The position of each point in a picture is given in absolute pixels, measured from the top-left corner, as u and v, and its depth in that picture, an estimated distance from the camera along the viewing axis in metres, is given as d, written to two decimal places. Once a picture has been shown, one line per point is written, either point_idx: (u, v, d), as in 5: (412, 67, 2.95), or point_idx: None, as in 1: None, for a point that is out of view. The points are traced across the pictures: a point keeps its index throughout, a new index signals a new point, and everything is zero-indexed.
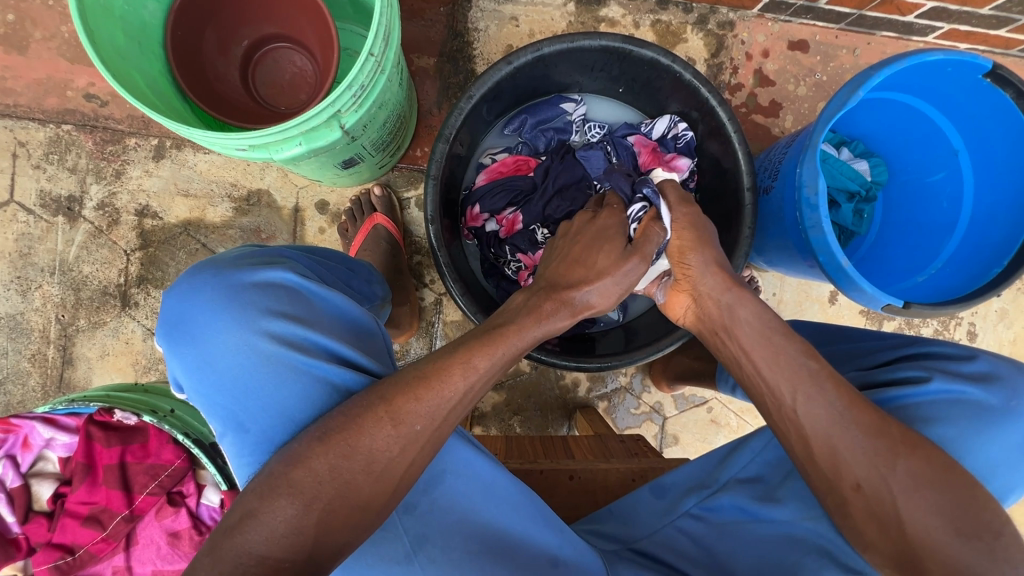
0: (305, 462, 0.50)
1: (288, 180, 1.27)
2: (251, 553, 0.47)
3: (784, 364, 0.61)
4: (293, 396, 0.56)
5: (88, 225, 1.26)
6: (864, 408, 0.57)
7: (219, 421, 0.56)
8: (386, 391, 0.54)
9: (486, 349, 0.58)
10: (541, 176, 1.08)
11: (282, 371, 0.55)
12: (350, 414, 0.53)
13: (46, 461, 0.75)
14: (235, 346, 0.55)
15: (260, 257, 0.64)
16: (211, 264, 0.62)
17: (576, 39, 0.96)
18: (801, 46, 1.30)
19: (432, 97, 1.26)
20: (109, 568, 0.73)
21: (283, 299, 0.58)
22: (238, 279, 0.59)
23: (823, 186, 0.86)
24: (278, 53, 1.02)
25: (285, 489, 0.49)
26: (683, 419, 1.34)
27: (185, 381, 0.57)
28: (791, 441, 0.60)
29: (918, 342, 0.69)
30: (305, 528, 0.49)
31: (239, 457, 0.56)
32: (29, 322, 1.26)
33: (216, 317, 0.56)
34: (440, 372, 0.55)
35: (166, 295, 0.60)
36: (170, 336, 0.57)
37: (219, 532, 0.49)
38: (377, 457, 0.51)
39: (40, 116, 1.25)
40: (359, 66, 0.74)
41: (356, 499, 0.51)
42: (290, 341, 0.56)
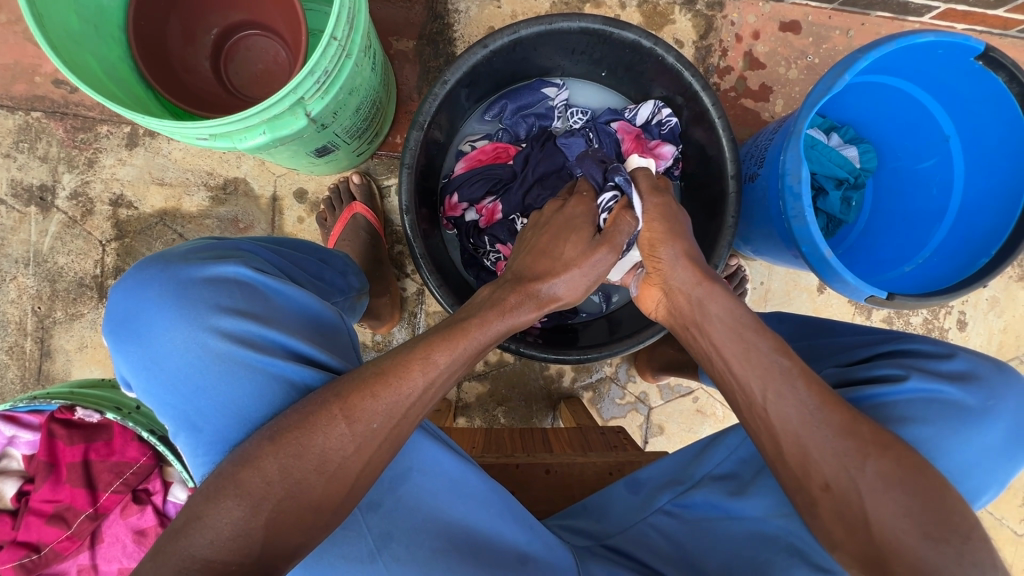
0: (254, 462, 0.49)
1: (265, 168, 1.24)
2: (195, 556, 0.46)
3: (755, 360, 0.60)
4: (247, 394, 0.54)
5: (62, 215, 1.24)
6: (835, 406, 0.55)
7: (172, 421, 0.54)
8: (340, 389, 0.52)
9: (446, 344, 0.56)
10: (521, 165, 1.06)
11: (234, 369, 0.54)
12: (304, 412, 0.51)
13: (9, 458, 0.73)
14: (184, 344, 0.54)
15: (214, 251, 0.62)
16: (162, 259, 0.60)
17: (556, 21, 0.92)
18: (793, 28, 1.26)
19: (412, 82, 1.22)
20: (74, 566, 0.73)
21: (236, 294, 0.56)
22: (188, 274, 0.57)
23: (807, 174, 0.84)
24: (249, 42, 0.98)
25: (232, 490, 0.48)
26: (668, 408, 1.33)
27: (135, 380, 0.55)
28: (761, 439, 0.59)
29: (898, 338, 0.67)
30: (254, 530, 0.47)
31: (192, 457, 0.54)
32: (5, 314, 1.24)
33: (164, 313, 0.55)
34: (398, 368, 0.54)
35: (115, 291, 0.58)
36: (117, 334, 0.55)
37: (165, 535, 0.47)
38: (330, 456, 0.50)
39: (8, 103, 1.22)
40: (321, 50, 0.71)
41: (308, 500, 0.49)
42: (242, 338, 0.55)
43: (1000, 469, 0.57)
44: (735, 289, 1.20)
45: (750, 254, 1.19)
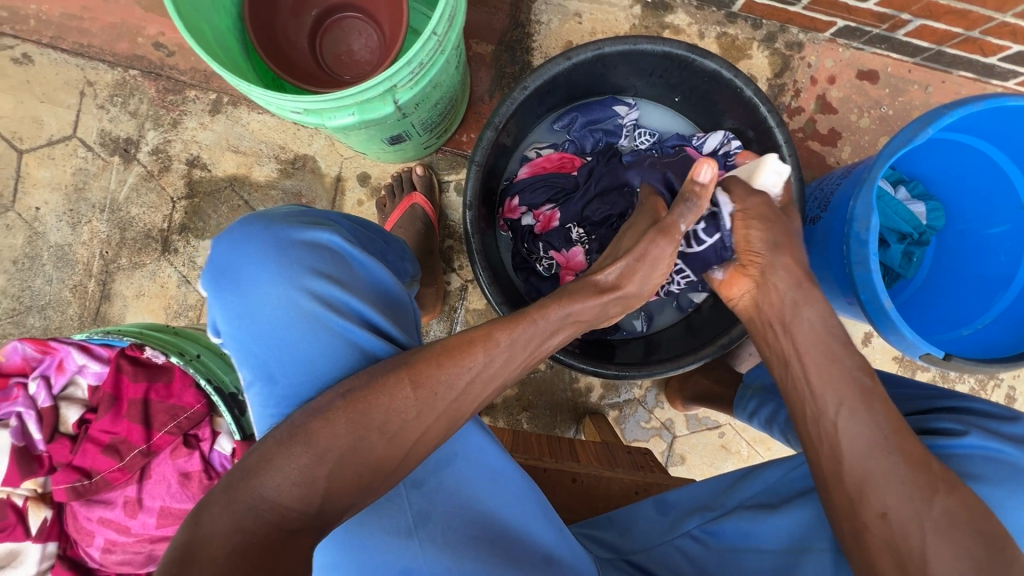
0: (326, 415, 0.51)
1: (334, 149, 1.29)
2: (264, 497, 0.48)
3: (839, 376, 0.61)
4: (323, 355, 0.56)
5: (141, 168, 1.31)
6: (907, 437, 0.56)
7: (251, 370, 0.58)
8: (407, 358, 0.54)
9: (512, 328, 0.57)
10: (585, 176, 1.08)
11: (317, 330, 0.56)
12: (372, 375, 0.54)
13: (76, 386, 0.77)
14: (275, 299, 0.57)
15: (309, 217, 0.65)
16: (263, 217, 0.64)
17: (640, 43, 0.95)
18: (871, 77, 1.25)
19: (485, 84, 1.26)
20: (122, 497, 0.74)
21: (327, 260, 0.59)
22: (287, 235, 0.60)
23: (876, 223, 0.83)
24: (346, 24, 1.03)
25: (301, 438, 0.50)
26: (692, 440, 1.32)
27: (225, 327, 0.59)
28: (822, 455, 0.60)
29: (959, 397, 0.67)
30: (316, 478, 0.49)
31: (263, 407, 0.57)
32: (75, 254, 1.32)
33: (261, 268, 0.58)
34: (463, 346, 0.55)
35: (218, 242, 0.62)
36: (216, 281, 0.59)
37: (236, 474, 0.49)
38: (392, 418, 0.52)
39: (110, 59, 1.30)
40: (421, 44, 0.74)
41: (367, 459, 0.51)
42: (327, 301, 0.57)
43: None
44: None
45: None
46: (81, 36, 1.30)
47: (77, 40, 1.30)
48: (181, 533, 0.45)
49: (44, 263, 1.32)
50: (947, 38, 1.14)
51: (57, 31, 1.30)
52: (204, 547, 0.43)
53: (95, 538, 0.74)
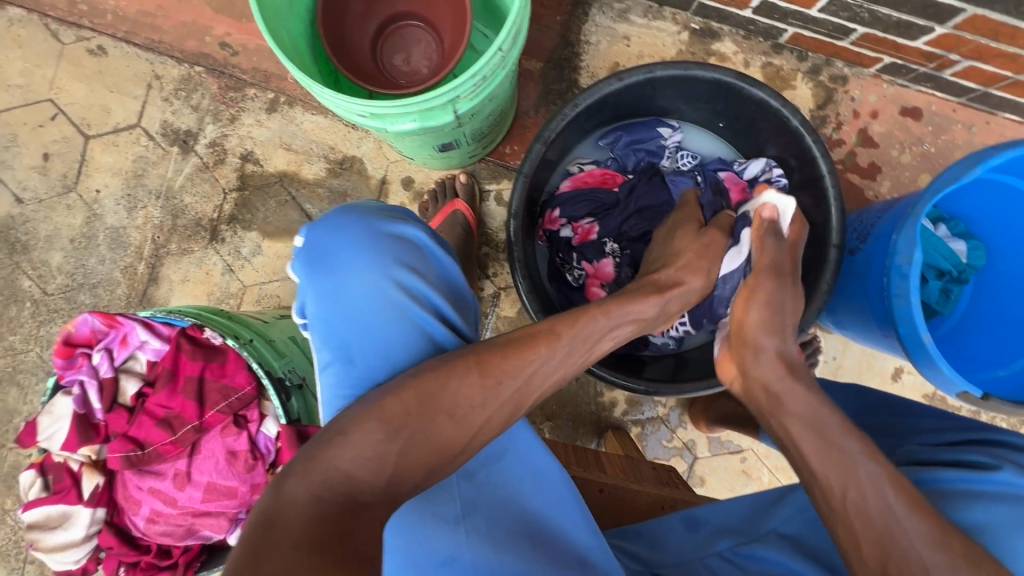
0: (399, 394, 0.54)
1: (381, 153, 1.34)
2: (339, 468, 0.50)
3: (836, 460, 0.63)
4: (402, 343, 0.61)
5: (197, 159, 1.37)
6: (925, 514, 0.56)
7: (332, 348, 0.62)
8: (477, 348, 0.58)
9: (572, 325, 0.63)
10: (625, 193, 1.12)
11: (399, 319, 0.61)
12: (446, 360, 0.57)
13: (135, 360, 0.81)
14: (365, 285, 0.61)
15: (397, 211, 0.69)
16: (356, 206, 0.68)
17: (691, 68, 0.98)
18: (914, 113, 1.26)
19: (532, 100, 1.30)
20: (172, 470, 0.78)
21: (414, 255, 0.64)
22: (380, 227, 0.64)
23: (919, 257, 0.84)
24: (407, 32, 1.08)
25: (376, 415, 0.53)
26: (714, 462, 1.32)
27: (313, 306, 0.63)
28: (837, 531, 0.60)
29: (987, 430, 0.68)
30: (388, 455, 0.52)
31: (337, 385, 0.61)
32: (129, 237, 1.38)
33: (355, 254, 0.62)
34: (528, 342, 0.60)
35: (314, 226, 0.67)
36: (312, 262, 0.64)
37: (314, 445, 0.52)
38: (461, 404, 0.55)
39: (178, 55, 1.38)
40: (487, 59, 0.79)
41: (436, 442, 0.54)
42: (411, 293, 0.62)
43: None
44: (807, 357, 1.20)
45: (830, 327, 1.20)
46: (153, 32, 1.38)
47: (149, 36, 1.38)
48: (265, 498, 0.48)
49: (100, 244, 1.39)
50: (995, 80, 1.15)
51: (131, 27, 1.38)
52: (286, 513, 0.46)
53: (142, 507, 0.78)
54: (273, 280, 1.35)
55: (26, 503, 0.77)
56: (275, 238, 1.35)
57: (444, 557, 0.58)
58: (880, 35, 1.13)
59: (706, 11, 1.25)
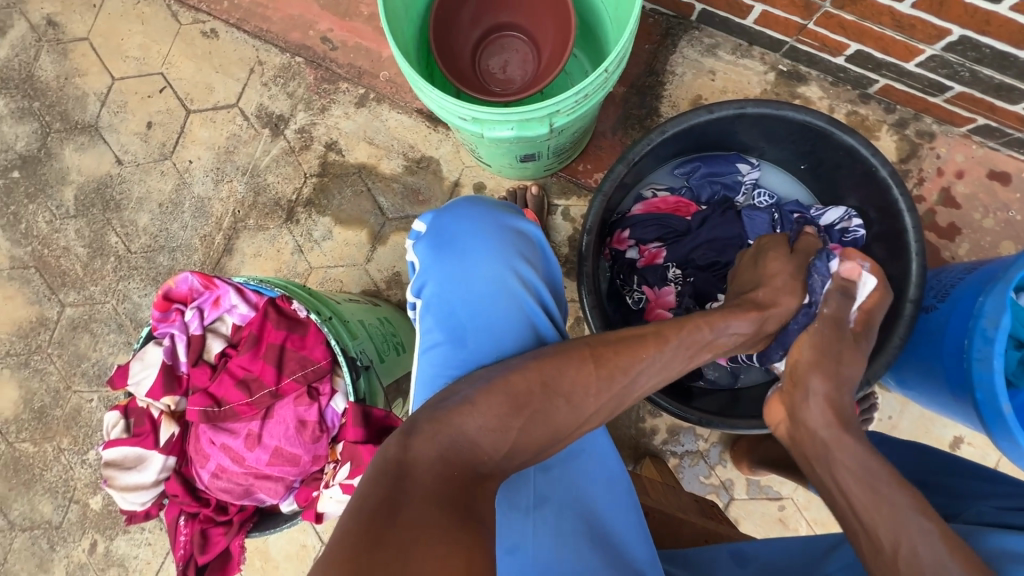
0: (521, 372, 0.58)
1: (458, 156, 1.39)
2: (463, 433, 0.54)
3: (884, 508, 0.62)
4: (512, 330, 0.67)
5: (285, 143, 1.45)
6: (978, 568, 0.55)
7: (448, 327, 0.68)
8: (592, 341, 0.61)
9: (680, 330, 0.66)
10: (697, 223, 1.13)
11: (513, 307, 0.68)
12: (564, 347, 0.61)
13: (222, 322, 0.86)
14: (489, 271, 0.68)
15: (513, 211, 0.78)
16: (479, 202, 0.76)
17: (783, 108, 0.98)
18: (1001, 178, 1.23)
19: (611, 122, 1.33)
20: (244, 430, 0.82)
21: (531, 253, 0.72)
22: (506, 223, 0.72)
23: (1006, 323, 0.82)
24: (507, 42, 1.14)
25: (501, 390, 0.57)
26: (750, 506, 1.29)
27: (435, 285, 0.70)
28: None
29: None
30: (509, 428, 0.56)
31: (446, 362, 0.67)
32: (211, 208, 1.46)
33: (483, 243, 0.70)
34: (640, 340, 0.63)
35: (442, 214, 0.74)
36: (441, 246, 0.71)
37: (439, 410, 0.56)
38: (577, 391, 0.59)
39: (282, 45, 1.47)
40: (592, 79, 0.82)
41: (550, 423, 0.58)
42: (527, 285, 0.69)
43: None
44: (863, 413, 1.17)
45: (891, 385, 1.17)
46: (263, 22, 1.47)
47: (258, 24, 1.48)
48: (393, 448, 0.52)
49: (184, 211, 1.47)
50: None
51: (244, 15, 1.48)
52: (419, 470, 0.50)
53: (209, 461, 0.82)
54: (338, 265, 1.40)
55: (106, 442, 0.82)
56: (346, 225, 1.41)
57: (511, 543, 0.61)
58: (977, 95, 1.11)
59: (797, 54, 1.25)
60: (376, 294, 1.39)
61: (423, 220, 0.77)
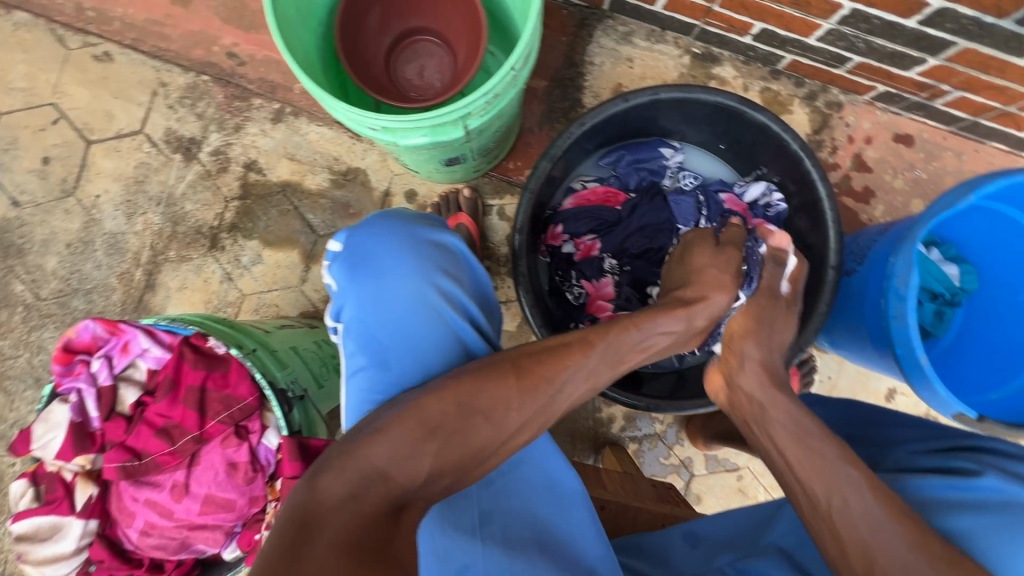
0: (438, 394, 0.59)
1: (385, 165, 1.35)
2: (375, 465, 0.54)
3: (818, 464, 0.64)
4: (437, 346, 0.67)
5: (200, 167, 1.37)
6: (902, 514, 0.59)
7: (373, 351, 0.67)
8: (513, 355, 0.62)
9: (607, 334, 0.67)
10: (627, 211, 1.14)
11: (436, 322, 0.67)
12: (484, 365, 0.62)
13: (135, 368, 0.80)
14: (407, 289, 0.68)
15: (430, 221, 0.77)
16: (394, 217, 0.75)
17: (695, 92, 1.00)
18: (906, 140, 1.30)
19: (536, 118, 1.32)
20: (169, 481, 0.76)
21: (451, 264, 0.71)
22: (420, 235, 0.71)
23: (915, 280, 0.86)
24: (422, 46, 1.11)
25: (414, 415, 0.57)
26: (710, 480, 1.32)
27: (354, 308, 0.69)
28: (825, 542, 0.61)
29: (974, 436, 0.70)
30: (423, 453, 0.55)
31: (373, 387, 0.66)
32: (127, 243, 1.37)
33: (399, 261, 0.69)
34: (563, 349, 0.64)
35: (355, 232, 0.73)
36: (356, 267, 0.70)
37: (351, 441, 0.55)
38: (498, 407, 0.59)
39: (185, 64, 1.38)
40: (499, 78, 0.80)
41: (470, 445, 0.58)
42: (450, 299, 0.68)
43: None
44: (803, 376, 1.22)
45: (826, 347, 1.22)
46: (161, 40, 1.38)
47: (157, 44, 1.39)
48: (300, 490, 0.51)
49: (97, 249, 1.37)
50: (984, 111, 1.18)
51: (139, 34, 1.39)
52: (324, 510, 0.49)
53: (135, 519, 0.76)
54: (272, 289, 1.34)
55: (15, 514, 0.76)
56: (276, 247, 1.35)
57: (458, 566, 0.60)
58: (874, 64, 1.16)
59: (708, 36, 1.28)
60: (315, 315, 1.34)
61: (337, 240, 0.75)
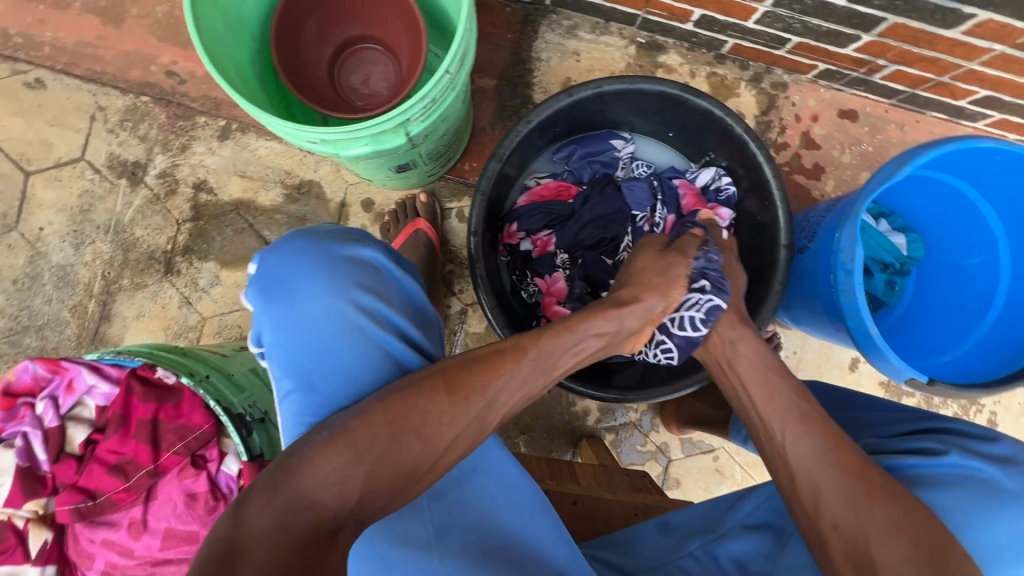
0: (366, 416, 0.61)
1: (339, 175, 1.33)
2: (304, 493, 0.56)
3: (778, 402, 0.73)
4: (362, 362, 0.69)
5: (147, 191, 1.33)
6: (848, 454, 0.64)
7: (299, 374, 0.69)
8: (443, 368, 0.65)
9: (538, 340, 0.71)
10: (580, 204, 1.14)
11: (358, 339, 0.69)
12: (412, 381, 0.64)
13: (83, 406, 0.78)
14: (326, 310, 0.69)
15: (350, 235, 0.78)
16: (310, 236, 0.76)
17: (636, 82, 1.00)
18: (850, 116, 1.33)
19: (488, 117, 1.31)
20: (126, 519, 0.75)
21: (370, 277, 0.72)
22: (335, 253, 0.73)
23: (860, 253, 0.89)
24: (365, 55, 1.09)
25: (342, 439, 0.59)
26: (687, 463, 1.34)
27: (276, 332, 0.71)
28: (780, 475, 0.69)
29: (943, 420, 0.72)
30: (355, 476, 0.58)
31: (303, 409, 0.69)
32: (77, 275, 1.33)
33: (314, 282, 0.70)
34: (494, 361, 0.67)
35: (271, 256, 0.74)
36: (273, 292, 0.71)
37: (281, 469, 0.57)
38: (428, 423, 0.62)
39: (123, 85, 1.34)
40: (434, 82, 0.80)
41: (403, 462, 0.61)
42: (370, 314, 0.70)
43: None
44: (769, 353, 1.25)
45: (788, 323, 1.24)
46: (94, 63, 1.34)
47: (90, 67, 1.34)
48: (226, 523, 0.53)
49: (45, 283, 1.33)
50: (920, 82, 1.21)
51: (71, 58, 1.34)
52: (250, 539, 0.51)
53: (95, 560, 0.75)
54: (233, 310, 1.31)
55: None
56: (233, 267, 1.32)
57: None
58: (812, 43, 1.19)
59: (651, 25, 1.29)
60: None
61: (255, 263, 0.76)
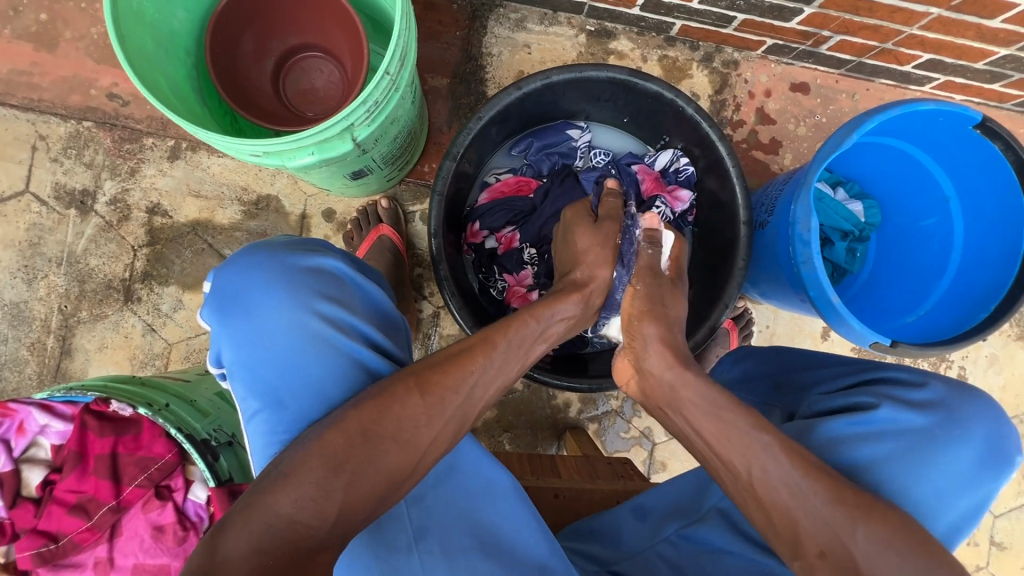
0: (342, 424, 0.60)
1: (297, 187, 1.30)
2: (281, 514, 0.54)
3: (733, 437, 0.64)
4: (330, 372, 0.67)
5: (99, 219, 1.29)
6: (818, 477, 0.60)
7: (266, 391, 0.67)
8: (416, 369, 0.64)
9: (506, 331, 0.71)
10: (541, 198, 1.13)
11: (323, 349, 0.68)
12: (383, 386, 0.63)
13: (38, 447, 0.75)
14: (288, 323, 0.68)
15: (305, 245, 0.76)
16: (264, 249, 0.74)
17: (585, 70, 1.00)
18: (802, 88, 1.34)
19: (443, 116, 1.30)
20: (91, 559, 0.73)
21: (330, 286, 0.71)
22: (291, 263, 0.71)
23: (815, 223, 0.90)
24: (308, 63, 1.07)
25: (319, 453, 0.58)
26: (672, 445, 1.35)
27: (236, 350, 0.68)
28: (754, 514, 0.63)
29: (874, 368, 0.75)
30: (334, 489, 0.57)
31: (272, 427, 0.67)
32: (32, 311, 1.28)
33: (271, 295, 0.68)
34: (464, 355, 0.67)
35: (225, 273, 0.72)
36: (229, 310, 0.69)
37: (258, 489, 0.56)
38: (405, 425, 0.61)
39: (62, 112, 1.29)
40: (375, 83, 0.78)
41: (383, 470, 0.60)
42: (332, 323, 0.69)
43: (961, 492, 0.63)
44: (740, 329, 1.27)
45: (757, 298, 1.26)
46: (30, 90, 1.29)
47: (27, 95, 1.29)
48: (201, 557, 0.51)
49: None
50: (865, 51, 1.23)
51: (5, 88, 1.29)
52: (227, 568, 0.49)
53: None
54: (200, 333, 1.28)
55: None
56: (195, 289, 1.29)
57: None
58: (758, 20, 1.20)
59: (598, 12, 1.28)
60: None
61: (208, 282, 0.74)
